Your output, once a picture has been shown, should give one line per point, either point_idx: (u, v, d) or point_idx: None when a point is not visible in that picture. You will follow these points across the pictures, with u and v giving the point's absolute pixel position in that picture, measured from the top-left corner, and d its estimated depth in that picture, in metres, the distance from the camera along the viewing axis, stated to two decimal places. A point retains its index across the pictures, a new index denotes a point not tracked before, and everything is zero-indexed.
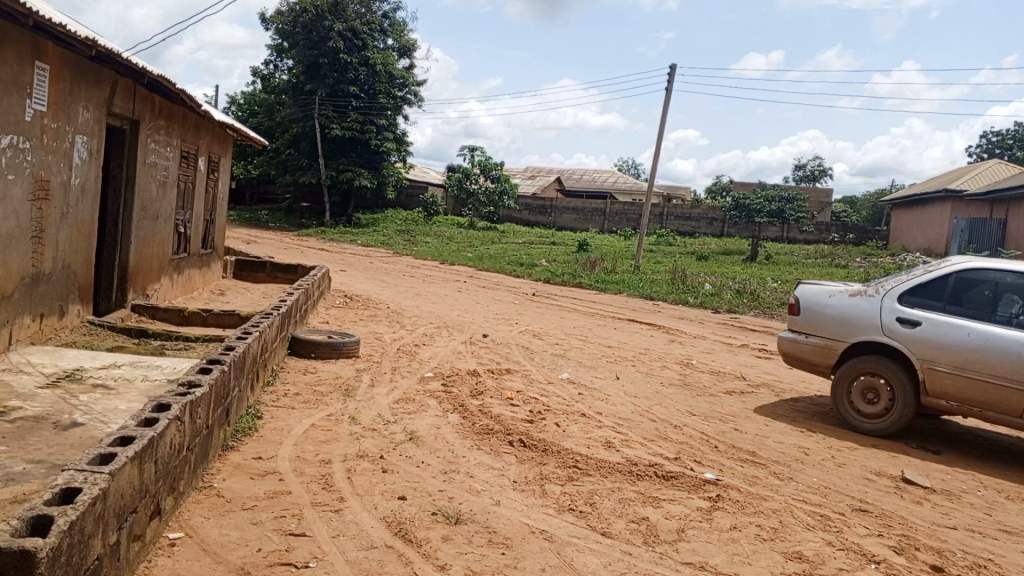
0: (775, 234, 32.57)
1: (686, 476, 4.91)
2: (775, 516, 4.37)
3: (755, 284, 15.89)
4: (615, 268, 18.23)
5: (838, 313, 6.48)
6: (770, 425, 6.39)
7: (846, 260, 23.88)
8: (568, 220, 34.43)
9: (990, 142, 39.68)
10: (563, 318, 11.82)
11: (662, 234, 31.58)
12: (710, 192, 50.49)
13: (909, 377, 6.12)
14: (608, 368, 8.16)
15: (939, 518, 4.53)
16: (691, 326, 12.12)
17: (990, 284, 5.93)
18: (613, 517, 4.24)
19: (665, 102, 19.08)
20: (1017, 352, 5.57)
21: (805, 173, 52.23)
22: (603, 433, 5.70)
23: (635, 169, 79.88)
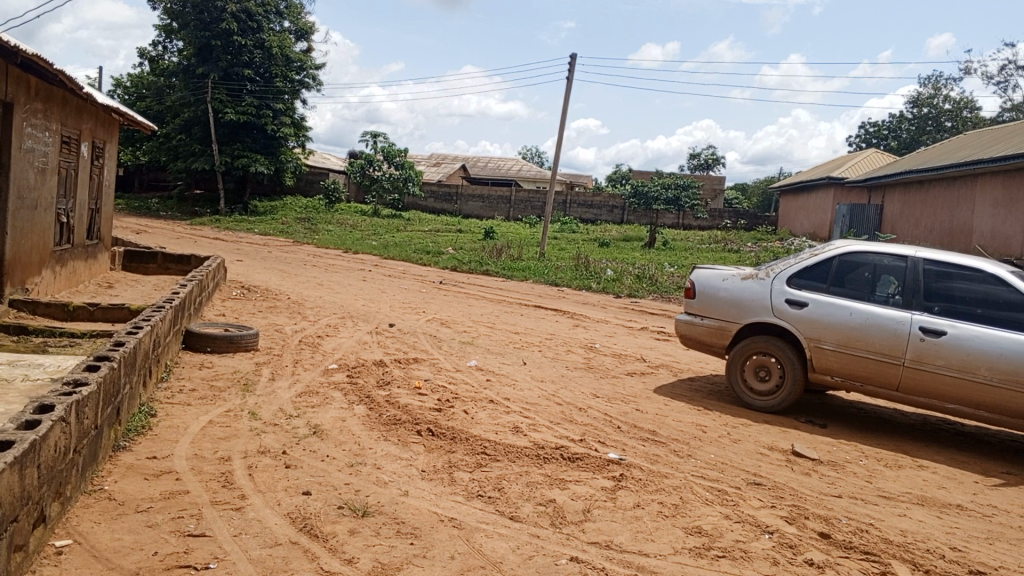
0: (672, 221, 33.61)
1: (591, 457, 5.02)
2: (675, 493, 4.53)
3: (654, 269, 16.37)
4: (521, 255, 18.40)
5: (731, 295, 6.75)
6: (669, 404, 6.61)
7: (738, 245, 24.94)
8: (473, 208, 34.42)
9: (868, 133, 42.11)
10: (469, 306, 11.84)
11: (566, 221, 32.01)
12: (610, 180, 51.54)
13: (797, 355, 6.44)
14: (514, 354, 8.24)
15: (826, 487, 4.81)
16: (595, 311, 12.37)
17: (869, 266, 6.31)
18: (521, 501, 4.29)
19: (567, 91, 19.30)
20: (893, 329, 5.95)
21: (699, 162, 54.06)
22: (511, 418, 5.76)
23: (539, 156, 80.64)
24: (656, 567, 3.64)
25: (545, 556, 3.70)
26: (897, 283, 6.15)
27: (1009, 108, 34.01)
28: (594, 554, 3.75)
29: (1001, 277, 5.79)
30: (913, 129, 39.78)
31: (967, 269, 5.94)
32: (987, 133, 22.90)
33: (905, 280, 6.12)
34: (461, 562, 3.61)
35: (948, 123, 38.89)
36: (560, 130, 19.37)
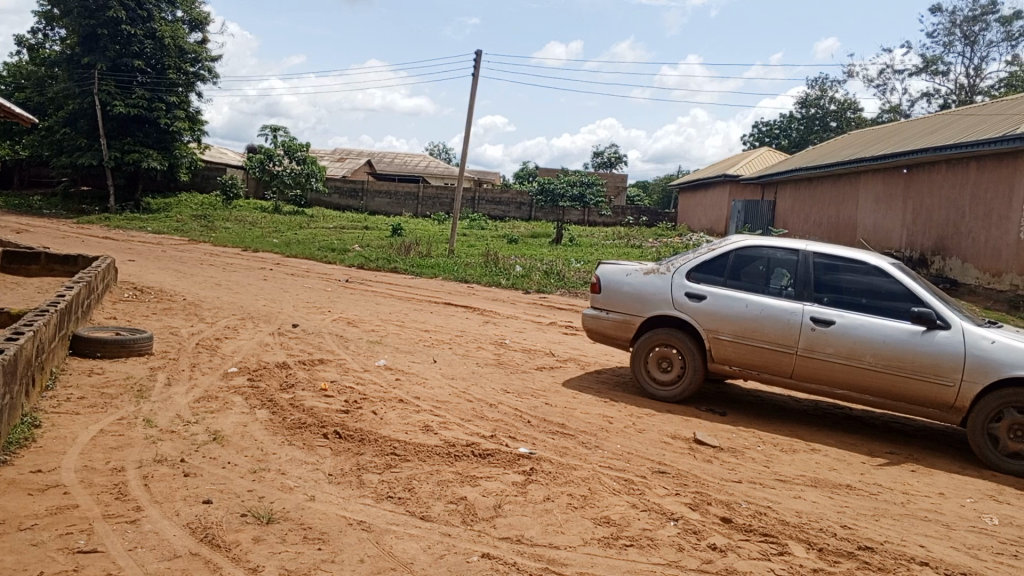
0: (578, 218, 34.14)
1: (501, 452, 5.04)
2: (584, 484, 4.60)
3: (561, 265, 16.57)
4: (430, 252, 18.26)
5: (634, 290, 6.92)
6: (578, 397, 6.72)
7: (640, 240, 25.60)
8: (380, 204, 33.98)
9: (760, 132, 43.96)
10: (377, 304, 11.67)
11: (474, 218, 31.99)
12: (517, 177, 51.90)
13: (697, 346, 6.67)
14: (424, 352, 8.17)
15: (726, 473, 5.00)
16: (504, 307, 12.43)
17: (763, 260, 6.58)
18: (431, 500, 4.27)
19: (472, 88, 19.29)
20: (786, 320, 6.23)
21: (602, 160, 55.18)
22: (421, 417, 5.71)
23: (446, 151, 80.40)
24: (567, 559, 3.69)
25: (456, 554, 3.69)
26: (789, 276, 6.44)
27: (887, 109, 36.33)
28: (505, 549, 3.77)
29: (883, 268, 6.16)
30: (801, 129, 41.84)
31: (853, 261, 6.28)
32: (867, 133, 24.35)
33: (796, 273, 6.42)
34: (371, 565, 3.55)
35: (833, 123, 41.14)
36: (467, 126, 19.34)
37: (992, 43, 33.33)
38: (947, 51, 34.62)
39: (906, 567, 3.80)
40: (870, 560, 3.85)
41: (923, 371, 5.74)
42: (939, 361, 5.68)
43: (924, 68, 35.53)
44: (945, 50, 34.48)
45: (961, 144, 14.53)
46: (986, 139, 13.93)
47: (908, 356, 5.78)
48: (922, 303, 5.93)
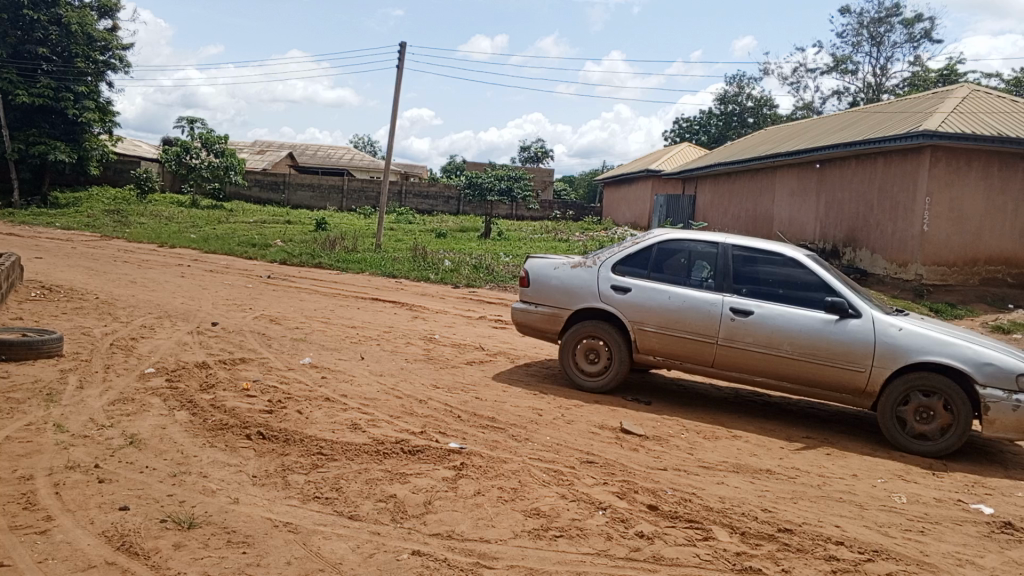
0: (506, 212, 34.21)
1: (431, 448, 5.01)
2: (514, 477, 4.62)
3: (490, 259, 16.58)
4: (356, 247, 18.00)
5: (561, 283, 6.99)
6: (507, 390, 6.74)
7: (566, 234, 25.83)
8: (303, 198, 33.29)
9: (681, 127, 44.99)
10: (301, 300, 11.42)
11: (401, 212, 31.69)
12: (444, 171, 51.73)
13: (623, 337, 6.78)
14: (351, 349, 8.04)
15: (652, 461, 5.10)
16: (433, 302, 12.35)
17: (685, 252, 6.74)
18: (360, 499, 4.21)
19: (397, 81, 19.07)
20: (707, 311, 6.39)
21: (529, 154, 55.48)
22: (348, 415, 5.63)
23: (371, 144, 79.34)
24: (497, 553, 3.70)
25: (385, 552, 3.65)
26: (710, 268, 6.61)
27: (800, 106, 37.67)
28: (436, 545, 3.75)
29: (798, 260, 6.39)
30: (720, 125, 42.97)
31: (770, 254, 6.49)
32: (781, 129, 25.21)
33: (716, 265, 6.59)
34: (298, 567, 3.48)
35: (750, 119, 42.41)
36: (393, 119, 19.13)
37: (897, 44, 34.94)
38: (856, 51, 36.10)
39: (823, 547, 3.96)
40: (790, 542, 3.99)
41: (837, 358, 5.98)
42: (851, 348, 5.93)
43: (835, 67, 36.98)
44: (854, 50, 35.97)
45: (870, 140, 15.18)
46: (892, 136, 14.59)
47: (822, 344, 6.01)
48: (835, 294, 6.18)
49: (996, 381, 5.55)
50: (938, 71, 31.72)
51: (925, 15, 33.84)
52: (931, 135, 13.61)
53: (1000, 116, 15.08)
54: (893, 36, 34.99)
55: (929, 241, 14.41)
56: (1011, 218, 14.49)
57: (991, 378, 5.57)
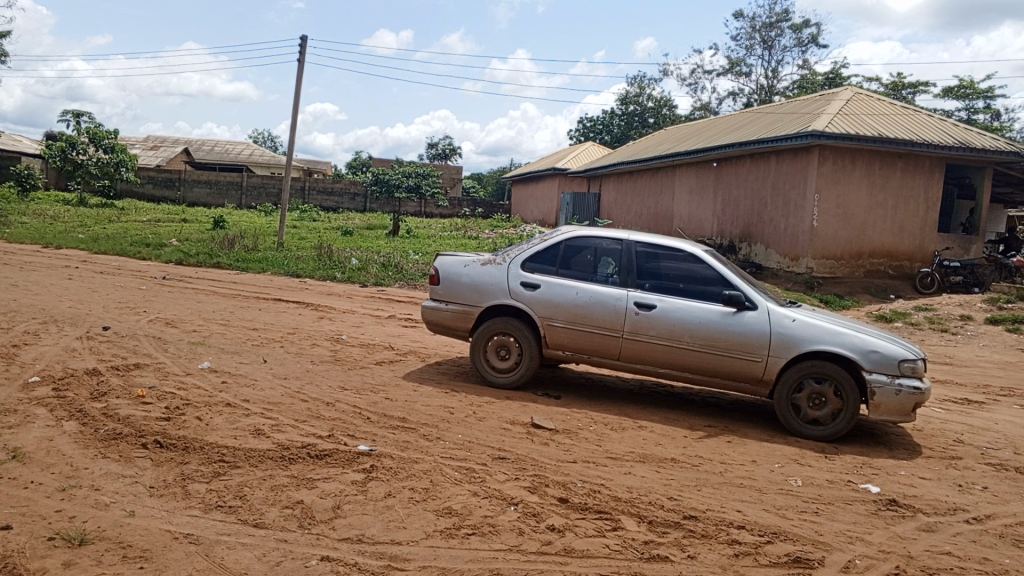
0: (414, 209, 33.91)
1: (339, 451, 4.91)
2: (425, 477, 4.59)
3: (398, 257, 16.39)
4: (257, 246, 17.45)
5: (472, 281, 6.99)
6: (418, 390, 6.69)
7: (475, 232, 25.83)
8: (199, 195, 32.10)
9: (585, 127, 45.77)
10: (200, 302, 10.97)
11: (304, 209, 30.94)
12: (349, 168, 50.88)
13: (532, 332, 6.84)
14: (253, 352, 7.79)
15: (562, 454, 5.18)
16: (340, 301, 12.12)
17: (591, 249, 6.86)
18: (265, 506, 4.09)
19: (298, 75, 18.58)
20: (613, 305, 6.53)
21: (436, 151, 55.23)
22: (251, 420, 5.45)
23: (271, 140, 77.11)
24: (409, 554, 3.67)
25: (293, 560, 3.56)
26: (614, 264, 6.75)
27: (698, 107, 38.93)
28: (345, 550, 3.69)
29: (697, 255, 6.60)
30: (623, 124, 43.98)
31: (671, 249, 6.68)
32: (681, 129, 26.01)
33: (621, 261, 6.74)
34: None
35: (650, 119, 43.59)
36: (294, 114, 18.64)
37: (787, 48, 36.60)
38: (749, 54, 37.60)
39: (726, 532, 4.11)
40: (694, 528, 4.13)
41: (735, 349, 6.21)
42: (747, 339, 6.17)
43: (730, 68, 38.41)
44: (747, 53, 37.46)
45: (763, 139, 15.84)
46: (783, 136, 15.28)
47: (722, 336, 6.23)
48: (732, 287, 6.42)
49: (880, 367, 5.92)
50: (825, 75, 33.45)
51: (811, 21, 35.57)
52: (819, 135, 14.34)
53: (880, 117, 16.03)
54: (783, 40, 36.62)
55: (819, 236, 15.16)
56: (892, 214, 15.43)
57: (876, 364, 5.93)
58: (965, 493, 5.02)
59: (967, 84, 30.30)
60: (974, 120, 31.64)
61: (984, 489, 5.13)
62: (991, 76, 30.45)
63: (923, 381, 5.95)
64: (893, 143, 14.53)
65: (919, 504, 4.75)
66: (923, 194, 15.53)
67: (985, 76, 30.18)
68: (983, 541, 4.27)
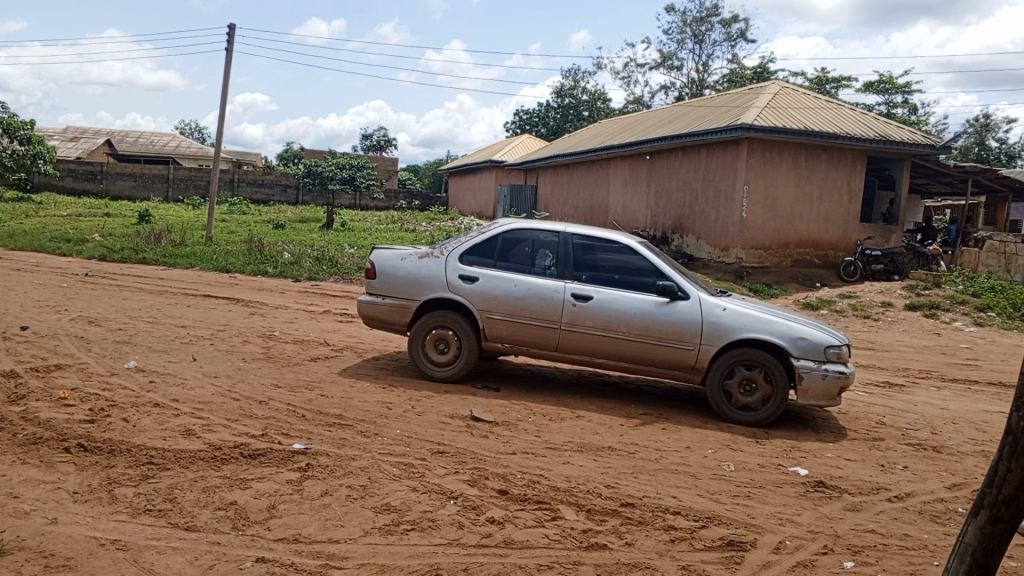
0: (348, 202, 33.42)
1: (274, 451, 4.81)
2: (363, 474, 4.54)
3: (333, 251, 16.11)
4: (185, 240, 16.94)
5: (409, 274, 6.92)
6: (354, 385, 6.61)
7: (412, 225, 25.62)
8: (123, 188, 30.96)
9: (521, 119, 45.89)
10: (124, 300, 10.58)
11: (234, 202, 30.15)
12: (281, 159, 49.86)
13: (471, 325, 6.83)
14: (182, 350, 7.56)
15: (501, 446, 5.18)
16: (272, 297, 11.85)
17: (529, 241, 6.88)
18: (197, 508, 3.98)
19: (226, 65, 18.07)
20: (551, 297, 6.57)
21: (371, 143, 54.55)
22: (181, 421, 5.29)
23: (199, 130, 74.83)
24: (347, 552, 3.63)
25: (227, 562, 3.48)
26: (552, 256, 6.79)
27: (631, 100, 39.38)
28: (282, 551, 3.62)
29: (632, 247, 6.70)
30: (558, 117, 44.22)
31: (607, 241, 6.75)
32: (615, 122, 26.31)
33: (558, 253, 6.78)
34: None
35: (585, 113, 43.98)
36: (223, 104, 18.12)
37: (716, 43, 37.30)
38: (680, 48, 38.18)
39: (662, 518, 4.19)
40: (631, 515, 4.20)
41: (669, 338, 6.33)
42: (681, 328, 6.30)
43: (662, 62, 38.96)
44: (678, 47, 38.05)
45: (694, 133, 16.16)
46: (713, 128, 15.61)
47: (656, 325, 6.34)
48: (665, 277, 6.53)
49: (808, 353, 6.12)
50: (753, 70, 34.28)
51: (740, 17, 36.34)
52: (748, 128, 14.70)
53: (805, 111, 16.53)
54: (713, 34, 37.32)
55: (748, 226, 15.56)
56: (817, 204, 15.94)
57: (804, 351, 6.12)
58: (888, 473, 5.24)
59: (887, 79, 31.43)
60: (894, 114, 32.90)
61: (904, 468, 5.37)
62: (909, 72, 31.67)
63: (848, 366, 6.19)
64: (817, 135, 15.02)
65: (845, 485, 4.94)
66: (846, 185, 16.11)
67: (903, 72, 31.37)
68: (904, 518, 4.47)
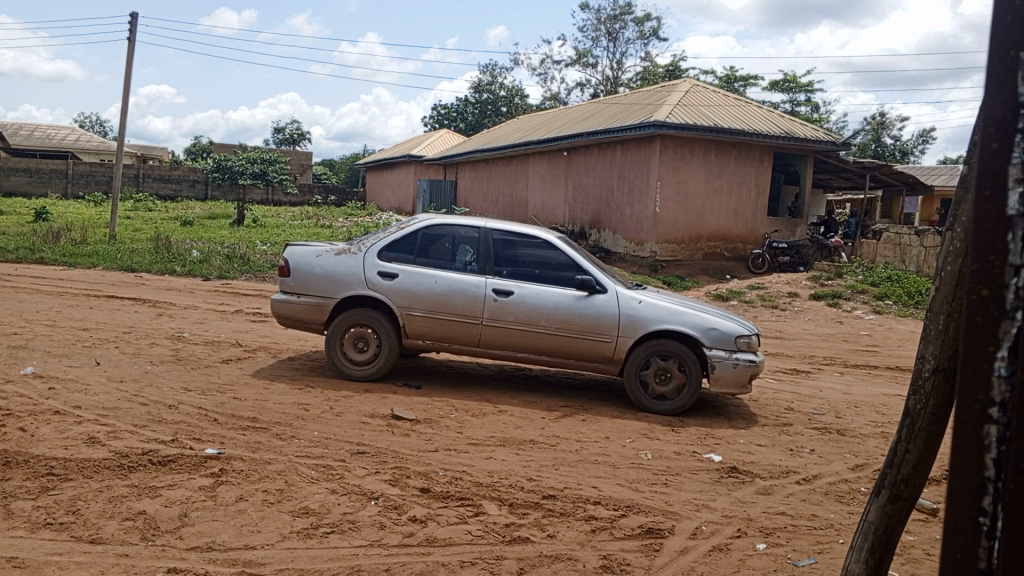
0: (260, 197, 32.48)
1: (185, 456, 4.65)
2: (279, 477, 4.43)
3: (245, 248, 15.64)
4: (86, 238, 16.13)
5: (325, 271, 6.79)
6: (269, 387, 6.44)
7: (328, 221, 25.12)
8: (17, 183, 29.23)
9: (438, 114, 45.62)
10: (18, 302, 9.98)
11: (139, 199, 28.88)
12: (189, 154, 48.11)
13: (391, 322, 6.75)
14: (84, 354, 7.19)
15: (423, 444, 5.15)
16: (181, 297, 11.42)
17: (449, 237, 6.86)
18: (102, 520, 3.80)
19: (127, 55, 17.27)
20: (471, 292, 6.57)
21: (284, 136, 53.20)
22: (85, 428, 5.04)
23: (100, 124, 71.37)
24: (265, 558, 3.54)
25: None
26: (472, 252, 6.79)
27: (548, 97, 39.66)
28: (195, 560, 3.50)
29: (552, 242, 6.76)
30: (476, 113, 44.19)
31: (527, 236, 6.80)
32: (533, 117, 26.47)
33: (478, 249, 6.78)
34: None
35: (503, 108, 44.05)
36: (125, 96, 17.32)
37: (629, 41, 37.95)
38: (595, 45, 38.62)
39: (583, 508, 4.26)
40: (553, 507, 4.24)
41: (588, 331, 6.42)
42: (599, 321, 6.40)
43: (577, 60, 39.35)
44: (593, 44, 38.51)
45: (608, 129, 16.43)
46: (628, 125, 15.90)
47: (576, 319, 6.43)
48: (584, 272, 6.62)
49: (719, 343, 6.32)
50: (664, 68, 35.06)
51: (652, 16, 37.01)
52: (660, 125, 15.03)
53: (715, 108, 17.03)
54: (626, 32, 37.94)
55: (661, 221, 15.95)
56: (727, 199, 16.47)
57: (716, 341, 6.32)
58: (796, 457, 5.47)
59: (790, 79, 32.70)
60: (798, 112, 34.23)
61: (811, 452, 5.61)
62: (811, 71, 33.02)
63: (757, 355, 6.43)
64: (726, 132, 15.51)
65: (756, 470, 5.13)
66: (754, 180, 16.69)
67: (806, 72, 32.66)
68: (812, 499, 4.68)
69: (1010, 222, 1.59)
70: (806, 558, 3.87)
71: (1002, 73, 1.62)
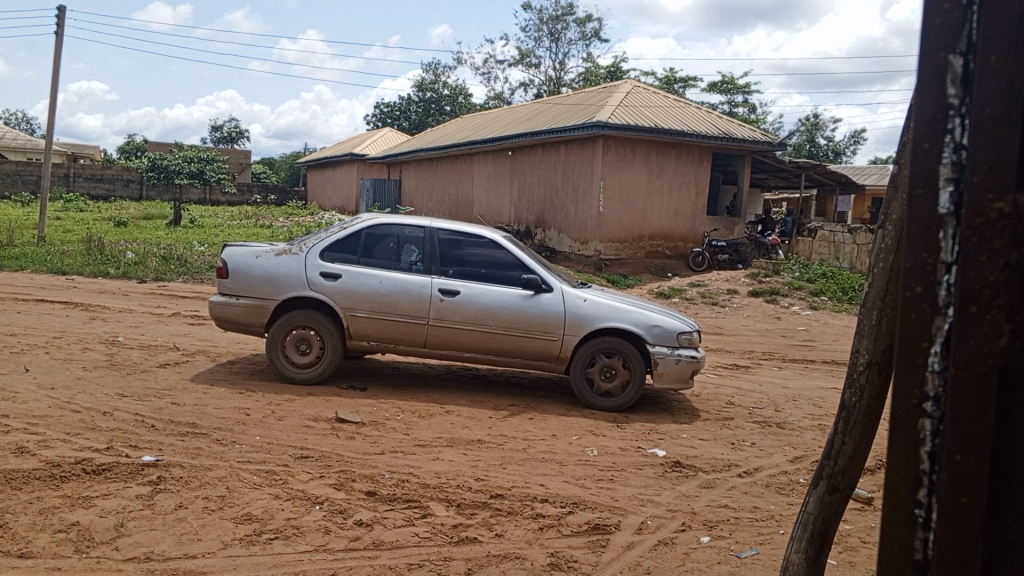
0: (198, 197, 31.69)
1: (120, 465, 4.50)
2: (220, 484, 4.33)
3: (182, 249, 15.24)
4: (12, 240, 15.47)
5: (265, 272, 6.66)
6: (208, 392, 6.29)
7: (269, 220, 24.68)
8: None
9: (381, 113, 45.20)
10: None
11: (69, 199, 27.90)
12: (122, 152, 46.63)
13: (334, 323, 6.66)
14: (11, 360, 6.89)
15: (369, 447, 5.10)
16: (115, 300, 11.06)
17: (394, 237, 6.81)
18: (32, 533, 3.66)
19: (55, 50, 16.64)
20: (417, 292, 6.53)
21: (222, 135, 51.96)
22: (13, 438, 4.84)
23: (26, 122, 68.57)
24: (205, 567, 3.46)
25: None
26: (418, 252, 6.75)
27: (492, 96, 39.64)
28: (132, 571, 3.40)
29: (497, 242, 6.77)
30: (420, 111, 43.94)
31: (472, 236, 6.80)
32: (477, 117, 26.44)
33: (424, 248, 6.75)
34: None
35: (447, 107, 43.87)
36: (53, 93, 16.69)
37: (572, 41, 38.19)
38: (538, 45, 38.75)
39: (530, 506, 4.27)
40: (500, 506, 4.25)
41: (533, 330, 6.45)
42: (545, 320, 6.43)
43: (520, 60, 39.41)
44: (536, 45, 38.64)
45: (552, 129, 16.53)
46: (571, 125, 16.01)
47: (522, 318, 6.45)
48: (530, 271, 6.66)
49: (662, 340, 6.42)
50: (606, 70, 35.38)
51: (593, 16, 37.30)
52: (603, 126, 15.18)
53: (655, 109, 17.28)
54: (569, 33, 38.18)
55: (605, 220, 16.12)
56: (668, 199, 16.75)
57: (658, 338, 6.42)
58: (738, 450, 5.59)
59: (729, 80, 33.38)
60: (736, 113, 34.97)
61: (752, 445, 5.75)
62: (748, 73, 33.75)
63: (698, 351, 6.54)
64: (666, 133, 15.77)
65: (699, 464, 5.22)
66: (694, 180, 17.00)
67: (743, 74, 33.37)
68: (753, 492, 4.79)
69: (940, 221, 1.46)
70: (748, 550, 3.96)
71: (931, 75, 1.47)
